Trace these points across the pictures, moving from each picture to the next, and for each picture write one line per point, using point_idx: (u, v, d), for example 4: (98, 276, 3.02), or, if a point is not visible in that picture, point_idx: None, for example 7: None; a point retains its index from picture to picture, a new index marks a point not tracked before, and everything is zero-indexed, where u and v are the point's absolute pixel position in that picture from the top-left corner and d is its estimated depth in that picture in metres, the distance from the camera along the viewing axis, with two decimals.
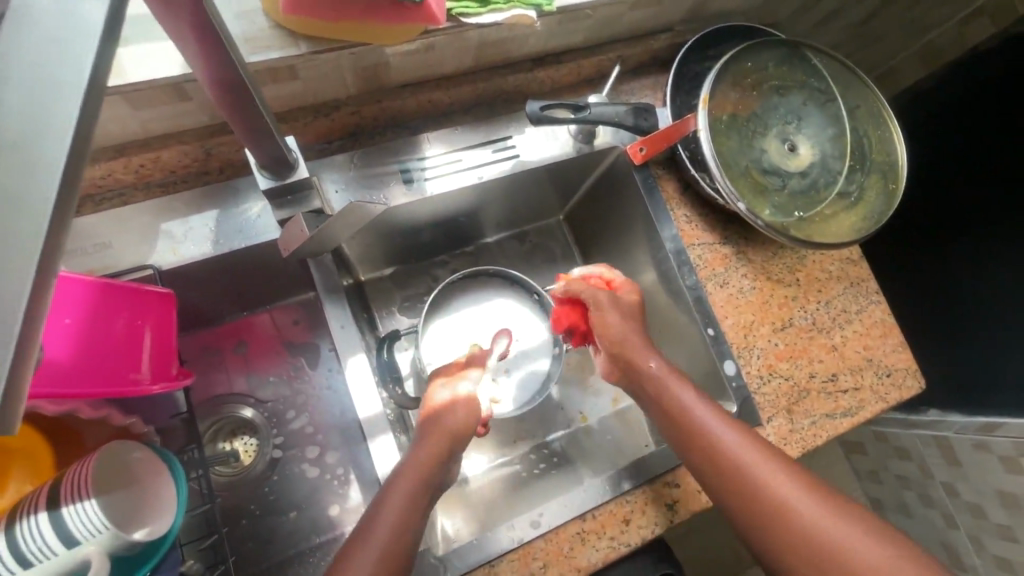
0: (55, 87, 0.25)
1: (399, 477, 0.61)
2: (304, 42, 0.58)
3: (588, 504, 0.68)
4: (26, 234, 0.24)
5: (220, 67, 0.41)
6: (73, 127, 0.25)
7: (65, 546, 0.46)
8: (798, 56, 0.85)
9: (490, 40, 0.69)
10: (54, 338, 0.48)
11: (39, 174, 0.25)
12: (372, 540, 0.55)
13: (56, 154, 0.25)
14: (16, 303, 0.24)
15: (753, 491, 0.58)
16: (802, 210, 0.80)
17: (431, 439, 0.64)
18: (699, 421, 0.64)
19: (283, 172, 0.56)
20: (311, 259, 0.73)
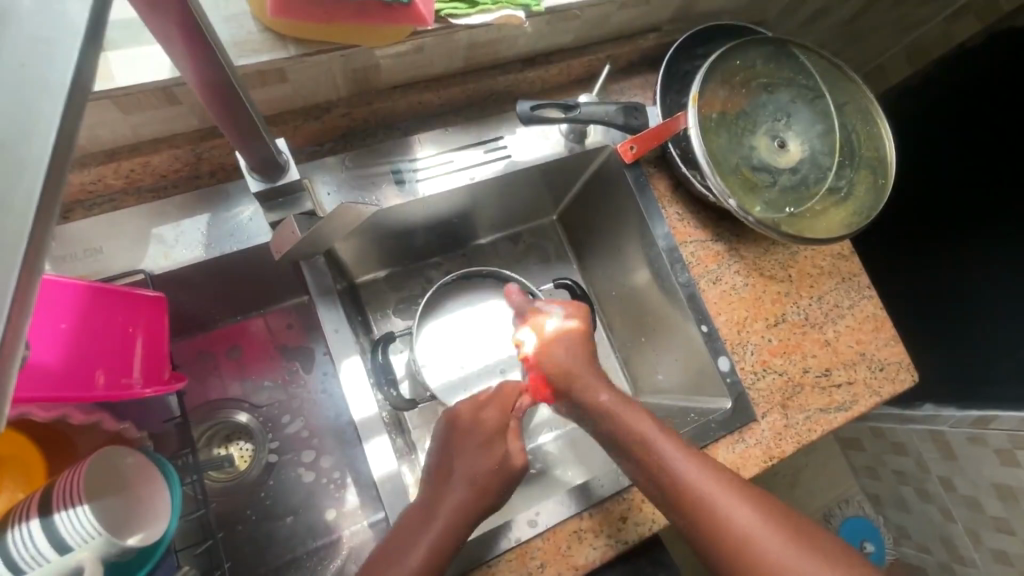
0: (39, 89, 0.25)
1: (444, 500, 0.61)
2: (294, 45, 0.58)
3: (584, 501, 0.68)
4: (9, 235, 0.24)
5: (207, 68, 0.41)
6: (57, 129, 0.26)
7: (57, 553, 0.46)
8: (785, 54, 0.86)
9: (480, 41, 0.70)
10: (47, 341, 0.48)
11: (19, 174, 0.24)
12: (416, 551, 0.57)
13: (39, 154, 0.25)
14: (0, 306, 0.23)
15: (717, 524, 0.58)
16: (792, 206, 0.81)
17: (467, 458, 0.64)
18: (661, 455, 0.62)
19: (272, 175, 0.56)
20: (303, 261, 0.73)
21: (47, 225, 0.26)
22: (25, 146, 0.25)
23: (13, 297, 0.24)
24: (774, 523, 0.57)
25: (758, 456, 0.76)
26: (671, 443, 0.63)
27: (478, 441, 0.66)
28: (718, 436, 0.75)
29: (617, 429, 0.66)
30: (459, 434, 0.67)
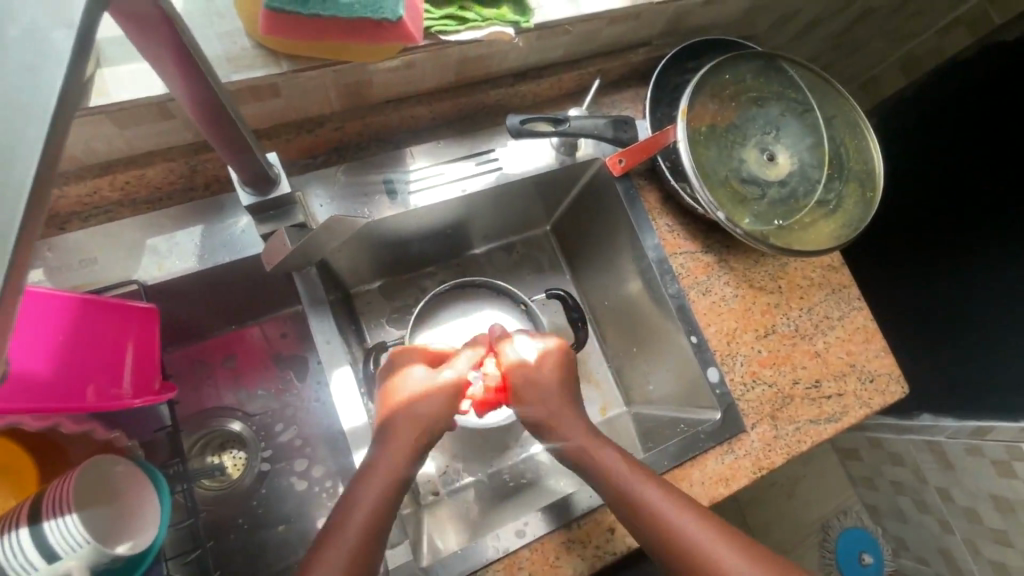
0: (25, 109, 0.26)
1: (365, 475, 0.60)
2: (287, 61, 0.59)
3: (554, 521, 0.68)
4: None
5: (195, 85, 0.42)
6: (42, 148, 0.26)
7: (46, 562, 0.47)
8: (774, 68, 0.87)
9: (471, 56, 0.71)
10: (32, 352, 0.49)
11: (5, 195, 0.25)
12: (350, 530, 0.56)
13: (25, 169, 0.26)
14: None
15: (699, 561, 0.58)
16: (781, 218, 0.82)
17: (396, 432, 0.63)
18: (646, 500, 0.61)
19: (263, 189, 0.57)
20: (295, 272, 0.74)
21: (30, 242, 0.27)
22: (17, 164, 0.26)
23: None
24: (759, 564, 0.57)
25: (747, 467, 0.76)
26: (647, 481, 0.63)
27: (412, 426, 0.64)
28: (707, 447, 0.75)
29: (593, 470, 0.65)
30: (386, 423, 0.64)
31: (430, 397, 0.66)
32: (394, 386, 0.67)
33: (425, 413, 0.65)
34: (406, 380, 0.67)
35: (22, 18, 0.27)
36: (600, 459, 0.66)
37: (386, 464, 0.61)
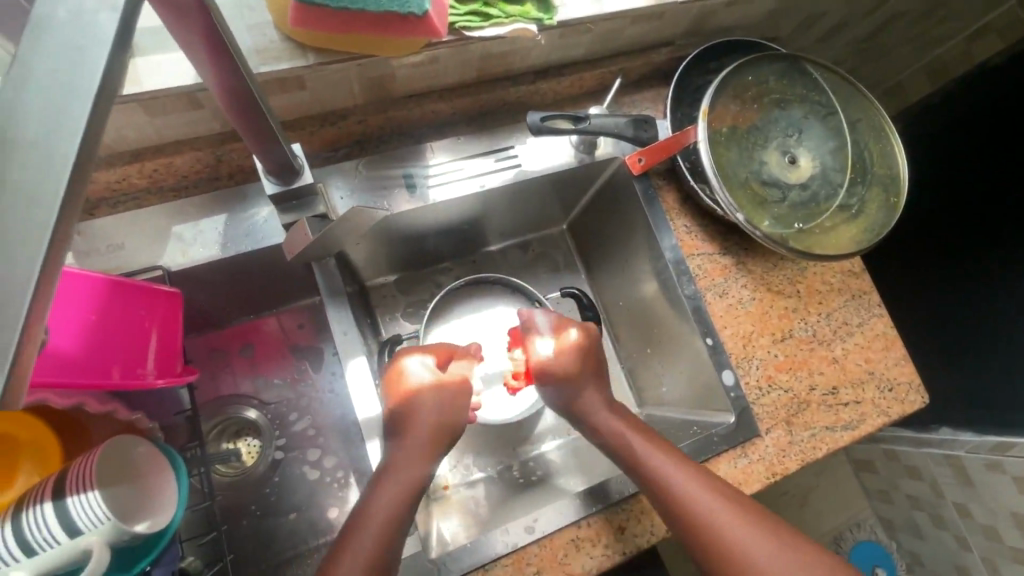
0: (71, 89, 0.27)
1: (392, 475, 0.61)
2: (313, 54, 0.60)
3: (583, 509, 0.69)
4: (35, 228, 0.25)
5: (228, 75, 0.43)
6: (84, 125, 0.27)
7: (68, 537, 0.47)
8: (798, 70, 0.86)
9: (494, 52, 0.71)
10: (64, 331, 0.50)
11: (47, 166, 0.26)
12: (373, 525, 0.57)
13: (68, 145, 0.26)
14: (28, 280, 0.25)
15: (712, 536, 0.58)
16: (802, 221, 0.81)
17: (410, 435, 0.64)
18: (666, 475, 0.62)
19: (288, 178, 0.58)
20: (315, 263, 0.74)
21: (70, 220, 0.27)
22: (62, 141, 0.26)
23: (40, 276, 0.25)
24: (777, 542, 0.58)
25: (761, 472, 0.75)
26: (665, 455, 0.64)
27: (426, 418, 0.65)
28: (720, 449, 0.75)
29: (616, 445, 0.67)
30: (394, 427, 0.65)
31: (439, 393, 0.68)
32: (398, 378, 0.68)
33: (436, 407, 0.66)
34: (412, 375, 0.68)
35: (70, 3, 0.28)
36: (620, 432, 0.68)
37: (402, 467, 0.62)
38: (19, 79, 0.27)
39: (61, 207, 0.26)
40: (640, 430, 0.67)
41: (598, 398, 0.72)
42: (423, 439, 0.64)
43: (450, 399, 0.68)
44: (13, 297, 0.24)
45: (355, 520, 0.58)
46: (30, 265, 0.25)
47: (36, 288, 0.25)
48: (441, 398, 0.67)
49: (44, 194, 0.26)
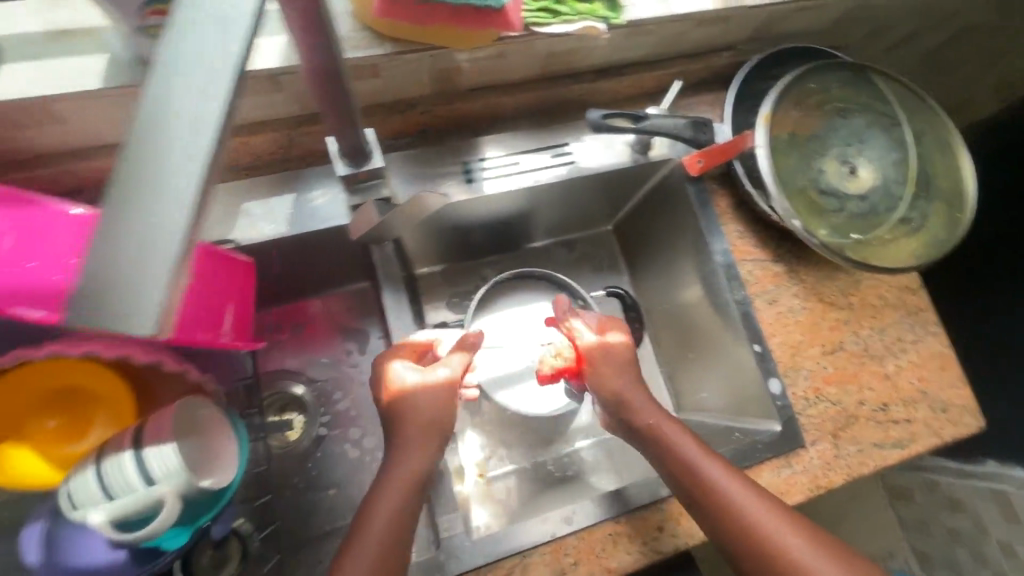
0: (217, 57, 0.28)
1: (393, 470, 0.62)
2: (390, 43, 0.63)
3: (613, 508, 0.69)
4: (183, 188, 0.27)
5: (314, 56, 0.44)
6: (227, 92, 0.28)
7: (144, 485, 0.51)
8: (862, 79, 0.85)
9: (560, 49, 0.72)
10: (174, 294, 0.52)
11: (194, 132, 0.27)
12: (383, 520, 0.58)
13: (213, 112, 0.28)
14: (174, 238, 0.26)
15: (753, 538, 0.58)
16: (859, 232, 0.79)
17: (405, 435, 0.64)
18: (714, 479, 0.61)
19: (359, 162, 0.61)
20: (374, 245, 0.77)
21: (209, 183, 0.28)
22: (208, 107, 0.28)
23: (185, 235, 0.26)
24: (823, 549, 0.58)
25: (804, 484, 0.74)
26: (707, 455, 0.63)
27: (415, 419, 0.64)
28: (763, 457, 0.74)
29: (653, 443, 0.66)
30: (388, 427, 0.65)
31: (428, 395, 0.67)
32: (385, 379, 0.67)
33: (413, 409, 0.65)
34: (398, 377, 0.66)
35: None
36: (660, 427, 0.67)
37: (399, 469, 0.62)
38: (173, 45, 0.28)
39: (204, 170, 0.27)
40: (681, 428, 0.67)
41: (637, 390, 0.70)
42: (407, 441, 0.64)
43: (423, 399, 0.66)
44: (165, 239, 0.26)
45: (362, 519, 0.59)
46: (177, 224, 0.26)
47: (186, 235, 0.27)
48: (413, 398, 0.66)
49: (194, 150, 0.27)
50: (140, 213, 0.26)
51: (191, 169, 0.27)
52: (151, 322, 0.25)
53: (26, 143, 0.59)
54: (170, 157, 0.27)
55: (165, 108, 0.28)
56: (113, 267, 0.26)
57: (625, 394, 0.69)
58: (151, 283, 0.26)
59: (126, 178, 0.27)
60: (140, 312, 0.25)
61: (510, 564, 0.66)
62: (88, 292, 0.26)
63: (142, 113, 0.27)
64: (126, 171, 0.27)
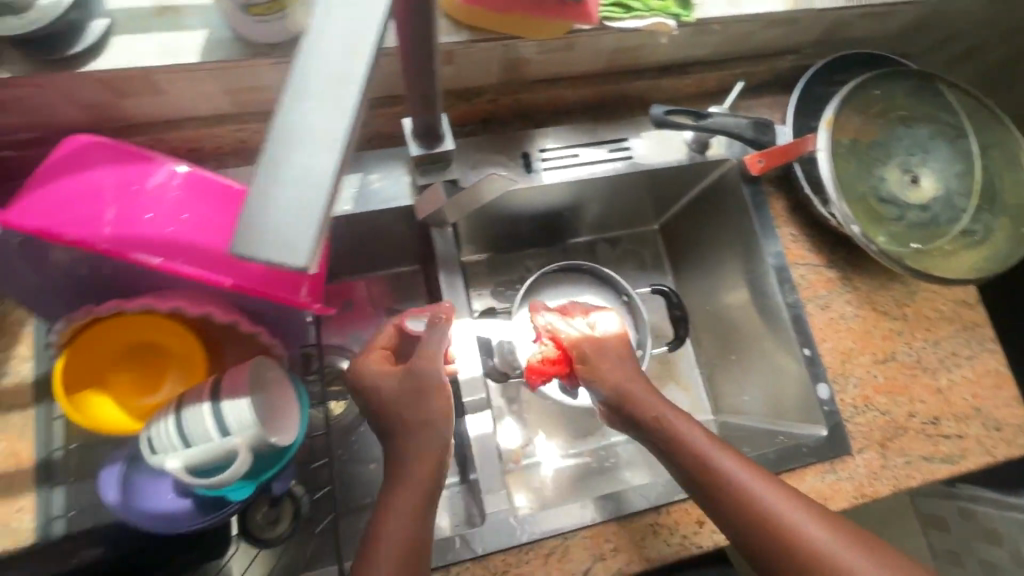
0: (366, 17, 0.30)
1: (407, 469, 0.55)
2: (467, 31, 0.65)
3: (607, 511, 0.69)
4: (332, 136, 0.29)
5: (410, 49, 0.48)
6: (373, 50, 0.30)
7: (220, 435, 0.54)
8: (929, 89, 0.84)
9: (627, 44, 0.74)
10: None
11: (343, 84, 0.29)
12: (398, 519, 0.53)
13: (360, 68, 0.30)
14: (327, 182, 0.28)
15: (778, 532, 0.54)
16: (919, 242, 0.78)
17: (411, 436, 0.56)
18: (724, 470, 0.58)
19: (431, 143, 0.65)
20: (434, 228, 0.79)
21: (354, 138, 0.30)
22: (357, 63, 0.30)
23: (335, 178, 0.28)
24: (850, 539, 0.53)
25: (849, 491, 0.73)
26: (721, 449, 0.59)
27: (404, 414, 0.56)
28: (808, 461, 0.73)
29: (667, 442, 0.61)
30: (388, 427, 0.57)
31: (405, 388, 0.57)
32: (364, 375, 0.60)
33: (396, 405, 0.57)
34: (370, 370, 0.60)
35: None
36: (669, 424, 0.62)
37: (414, 470, 0.55)
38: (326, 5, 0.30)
39: (352, 121, 0.29)
40: (693, 423, 0.62)
41: (638, 384, 0.66)
42: (402, 436, 0.56)
43: (404, 393, 0.57)
44: (321, 182, 0.28)
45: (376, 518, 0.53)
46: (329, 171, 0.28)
47: (335, 177, 0.29)
48: (393, 394, 0.58)
49: (342, 103, 0.29)
50: (295, 158, 0.28)
51: (339, 118, 0.29)
52: (305, 254, 0.27)
53: (125, 110, 0.63)
54: (320, 106, 0.29)
55: (314, 66, 0.29)
56: (270, 207, 0.28)
57: (634, 392, 0.65)
58: (305, 221, 0.27)
59: (279, 125, 0.29)
60: (294, 248, 0.27)
61: (552, 545, 0.67)
62: (243, 228, 0.27)
63: (298, 65, 0.29)
64: (281, 121, 0.29)
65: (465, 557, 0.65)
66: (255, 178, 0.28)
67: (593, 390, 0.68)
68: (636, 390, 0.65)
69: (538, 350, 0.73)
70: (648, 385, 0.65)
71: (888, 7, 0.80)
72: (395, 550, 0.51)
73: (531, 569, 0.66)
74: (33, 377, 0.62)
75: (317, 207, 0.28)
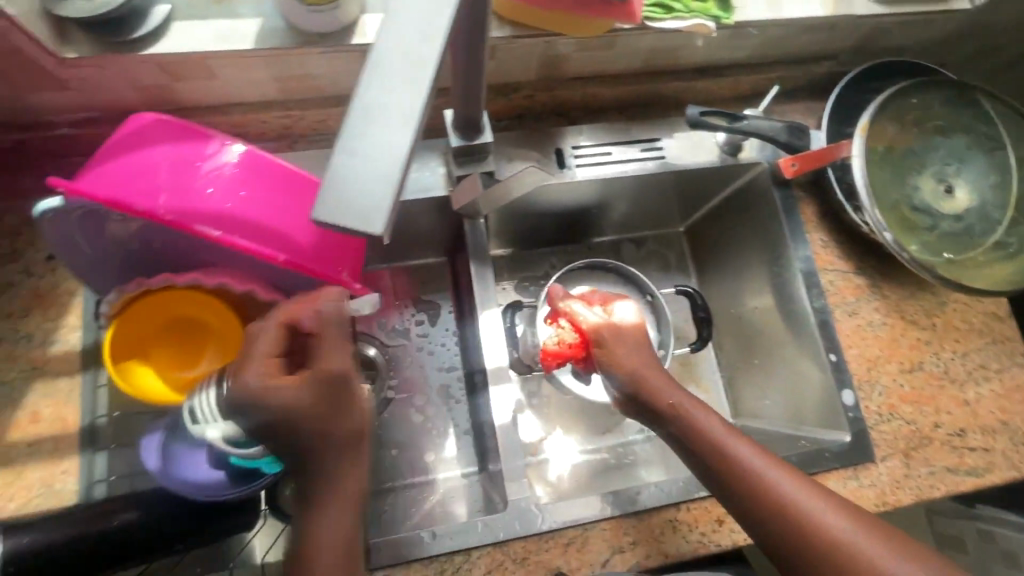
0: (436, 20, 0.36)
1: (322, 482, 0.49)
2: (509, 27, 0.67)
3: (617, 508, 0.69)
4: (405, 121, 0.34)
5: (459, 43, 0.50)
6: (441, 48, 0.35)
7: None
8: (968, 99, 0.83)
9: (665, 45, 0.75)
10: (302, 226, 0.54)
11: (416, 77, 0.35)
12: (330, 527, 0.48)
13: (431, 64, 0.35)
14: (401, 160, 0.34)
15: (797, 521, 0.54)
16: (952, 252, 0.78)
17: (318, 450, 0.48)
18: (744, 459, 0.57)
19: (471, 135, 0.66)
20: (467, 220, 0.80)
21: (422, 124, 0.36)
22: (428, 60, 0.35)
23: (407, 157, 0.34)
24: (870, 529, 0.53)
25: (871, 498, 0.73)
26: (739, 439, 0.59)
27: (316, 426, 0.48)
28: (830, 466, 0.73)
29: (684, 431, 0.61)
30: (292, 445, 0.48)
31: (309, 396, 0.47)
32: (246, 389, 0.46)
33: (309, 417, 0.47)
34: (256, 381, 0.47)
35: None
36: (686, 412, 0.62)
37: (331, 483, 0.49)
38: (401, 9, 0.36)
39: (422, 109, 0.35)
40: (710, 413, 0.62)
41: (654, 371, 0.65)
42: (314, 449, 0.48)
43: (317, 402, 0.48)
44: (395, 160, 0.34)
45: (300, 532, 0.49)
46: (403, 151, 0.34)
47: (406, 158, 0.34)
48: (304, 405, 0.47)
49: (413, 94, 0.35)
50: (373, 137, 0.34)
51: (410, 108, 0.35)
52: (380, 221, 0.33)
53: (178, 93, 0.66)
54: (389, 100, 0.35)
55: (389, 61, 0.35)
56: (353, 179, 0.33)
57: (654, 385, 0.64)
58: (381, 191, 0.33)
59: (357, 113, 0.34)
60: (372, 215, 0.33)
61: (571, 535, 0.68)
62: (329, 196, 0.33)
63: (376, 60, 0.35)
64: (361, 107, 0.34)
65: (486, 541, 0.66)
66: (335, 159, 0.34)
67: (610, 377, 0.67)
68: (656, 382, 0.64)
69: (556, 333, 0.71)
70: (667, 377, 0.65)
71: (929, 16, 0.79)
72: (334, 556, 0.48)
73: (550, 557, 0.67)
74: (80, 347, 0.65)
75: (390, 184, 0.34)
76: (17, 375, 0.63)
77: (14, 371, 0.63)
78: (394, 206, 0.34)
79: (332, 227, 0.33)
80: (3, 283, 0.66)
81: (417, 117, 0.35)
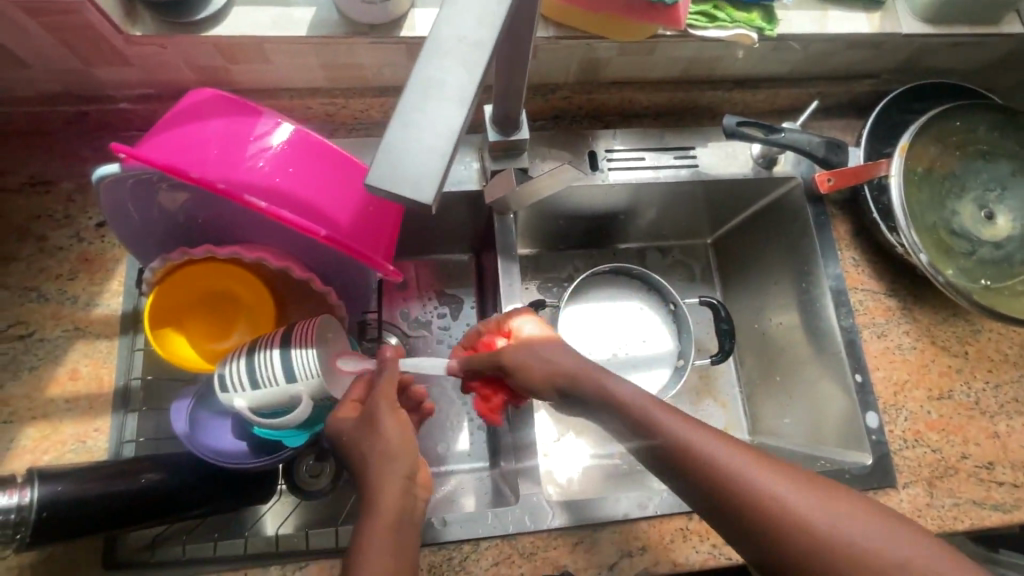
0: (488, 13, 0.38)
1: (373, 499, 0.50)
2: (552, 28, 0.69)
3: (631, 511, 0.69)
4: (459, 103, 0.36)
5: (506, 41, 0.51)
6: (493, 38, 0.38)
7: (287, 379, 0.57)
8: (1015, 124, 0.81)
9: (705, 54, 0.76)
10: (343, 206, 0.56)
11: (471, 63, 0.37)
12: (376, 535, 0.49)
13: (485, 51, 0.37)
14: (452, 137, 0.35)
15: (807, 533, 0.48)
16: (989, 279, 0.76)
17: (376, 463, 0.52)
18: (749, 479, 0.51)
19: (509, 131, 0.68)
20: (497, 215, 0.82)
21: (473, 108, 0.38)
22: (483, 49, 0.37)
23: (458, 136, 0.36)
24: (898, 528, 0.48)
25: None
26: (725, 446, 0.53)
27: (370, 445, 0.53)
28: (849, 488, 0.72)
29: (665, 449, 0.54)
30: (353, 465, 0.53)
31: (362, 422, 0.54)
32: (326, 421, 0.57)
33: (370, 437, 0.53)
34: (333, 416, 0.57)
35: None
36: (660, 422, 0.55)
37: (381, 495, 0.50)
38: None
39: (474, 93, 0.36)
40: (687, 418, 0.56)
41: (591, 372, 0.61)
42: (374, 465, 0.52)
43: (360, 429, 0.54)
44: (447, 139, 0.35)
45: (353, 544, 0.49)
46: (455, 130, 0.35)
47: (457, 137, 0.36)
48: (354, 432, 0.54)
49: (465, 78, 0.36)
50: (424, 117, 0.35)
51: (461, 89, 0.36)
52: (430, 193, 0.34)
53: (231, 75, 0.69)
54: (443, 82, 0.36)
55: (440, 47, 0.37)
56: (406, 156, 0.35)
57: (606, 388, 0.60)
58: (432, 166, 0.35)
59: (412, 95, 0.36)
60: (423, 187, 0.34)
61: (580, 535, 0.68)
62: (381, 171, 0.34)
63: (432, 46, 0.37)
64: (413, 88, 0.36)
65: (495, 533, 0.66)
66: (388, 135, 0.35)
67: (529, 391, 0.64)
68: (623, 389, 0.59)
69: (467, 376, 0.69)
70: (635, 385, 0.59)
71: (977, 38, 0.78)
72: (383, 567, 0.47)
73: (557, 556, 0.67)
74: (120, 311, 0.68)
75: (439, 161, 0.35)
76: (61, 333, 0.66)
77: (59, 329, 0.66)
78: (442, 182, 0.35)
79: (382, 194, 0.34)
80: (56, 246, 0.69)
81: (468, 99, 0.36)
